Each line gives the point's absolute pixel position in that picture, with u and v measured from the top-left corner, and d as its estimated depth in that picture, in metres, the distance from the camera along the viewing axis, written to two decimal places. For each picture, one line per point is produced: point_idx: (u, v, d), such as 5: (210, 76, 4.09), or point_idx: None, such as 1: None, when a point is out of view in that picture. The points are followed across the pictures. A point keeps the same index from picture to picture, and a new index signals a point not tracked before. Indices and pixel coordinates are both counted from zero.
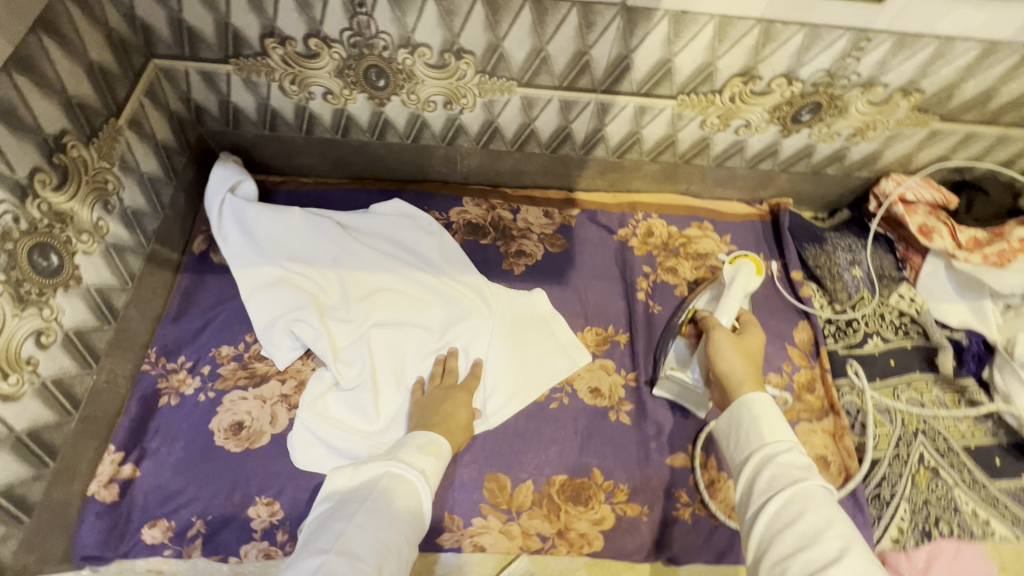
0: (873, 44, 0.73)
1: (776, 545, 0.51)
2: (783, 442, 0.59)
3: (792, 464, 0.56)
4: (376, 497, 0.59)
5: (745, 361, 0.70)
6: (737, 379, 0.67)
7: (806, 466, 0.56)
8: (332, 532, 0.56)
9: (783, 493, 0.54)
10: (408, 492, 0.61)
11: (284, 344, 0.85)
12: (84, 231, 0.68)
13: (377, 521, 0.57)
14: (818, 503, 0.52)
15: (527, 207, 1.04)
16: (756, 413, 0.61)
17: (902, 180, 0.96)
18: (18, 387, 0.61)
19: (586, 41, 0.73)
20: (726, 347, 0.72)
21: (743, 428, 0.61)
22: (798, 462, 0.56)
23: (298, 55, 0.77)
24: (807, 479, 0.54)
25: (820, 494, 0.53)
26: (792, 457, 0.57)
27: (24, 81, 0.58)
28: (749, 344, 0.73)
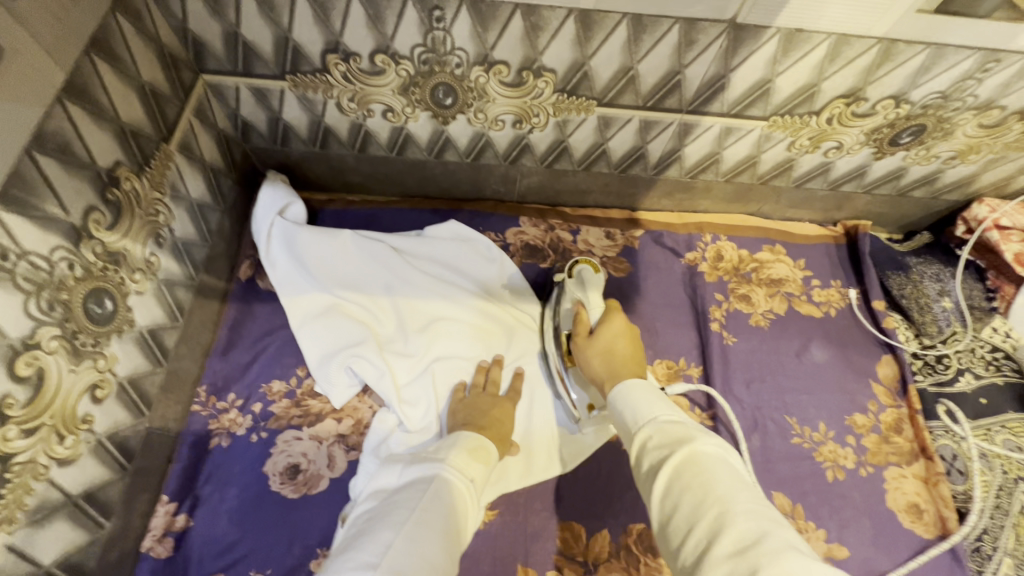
0: (1001, 65, 0.66)
1: (674, 531, 0.45)
2: (653, 425, 0.52)
3: (661, 446, 0.49)
4: (427, 506, 0.54)
5: (606, 363, 0.66)
6: (608, 379, 0.64)
7: (675, 438, 0.49)
8: (379, 543, 0.50)
9: (662, 482, 0.47)
10: (458, 506, 0.56)
11: (340, 380, 0.78)
12: (137, 269, 0.63)
13: (430, 536, 0.51)
14: (697, 471, 0.46)
15: (587, 227, 0.97)
16: (627, 405, 0.56)
17: (997, 206, 0.89)
18: (74, 449, 0.56)
19: (682, 59, 0.67)
20: (593, 361, 0.68)
21: (622, 423, 0.56)
22: (671, 438, 0.49)
23: (361, 72, 0.70)
24: (676, 454, 0.47)
25: (709, 456, 0.47)
26: (663, 435, 0.50)
27: (77, 110, 0.52)
28: (609, 343, 0.68)
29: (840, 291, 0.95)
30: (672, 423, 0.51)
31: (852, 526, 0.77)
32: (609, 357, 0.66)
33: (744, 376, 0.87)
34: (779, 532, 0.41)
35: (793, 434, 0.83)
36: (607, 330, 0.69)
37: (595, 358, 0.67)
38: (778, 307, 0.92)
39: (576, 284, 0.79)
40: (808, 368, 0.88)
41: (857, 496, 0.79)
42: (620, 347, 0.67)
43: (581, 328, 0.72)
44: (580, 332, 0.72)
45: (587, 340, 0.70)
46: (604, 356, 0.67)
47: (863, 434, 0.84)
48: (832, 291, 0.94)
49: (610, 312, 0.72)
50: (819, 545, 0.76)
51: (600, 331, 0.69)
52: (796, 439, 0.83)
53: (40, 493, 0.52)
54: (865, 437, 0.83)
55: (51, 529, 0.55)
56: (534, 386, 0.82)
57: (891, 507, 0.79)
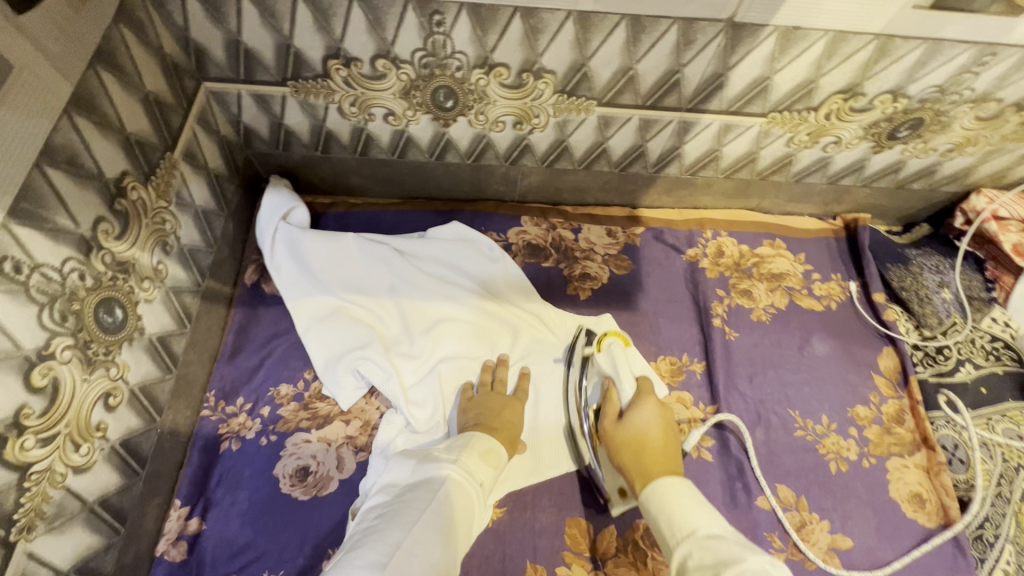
0: (997, 58, 0.66)
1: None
2: (694, 542, 0.53)
3: (704, 566, 0.50)
4: (437, 508, 0.56)
5: (636, 457, 0.68)
6: (637, 472, 0.66)
7: (718, 557, 0.49)
8: (389, 542, 0.51)
9: None
10: (466, 508, 0.58)
11: (348, 382, 0.80)
12: (146, 277, 0.64)
13: (436, 539, 0.53)
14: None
15: (589, 225, 0.98)
16: (662, 513, 0.58)
17: (995, 196, 0.90)
18: (90, 456, 0.57)
19: (681, 59, 0.67)
20: (622, 451, 0.69)
21: (658, 531, 0.58)
22: (713, 557, 0.50)
23: (362, 76, 0.71)
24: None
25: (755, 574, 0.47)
26: (704, 553, 0.51)
27: (84, 122, 0.53)
28: (641, 432, 0.70)
29: (840, 284, 0.95)
30: (713, 539, 0.52)
31: (855, 517, 0.78)
32: (640, 451, 0.68)
33: (747, 370, 0.88)
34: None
35: (796, 427, 0.84)
36: (639, 417, 0.70)
37: (625, 448, 0.69)
38: (779, 301, 0.93)
39: (605, 359, 0.76)
40: (811, 361, 0.89)
41: (861, 488, 0.80)
42: (651, 437, 0.69)
43: (610, 411, 0.73)
44: (609, 413, 0.73)
45: (617, 426, 0.72)
46: (634, 448, 0.69)
47: (865, 426, 0.84)
48: (832, 284, 0.95)
49: (641, 396, 0.72)
50: (823, 537, 0.77)
51: (631, 418, 0.71)
52: (800, 432, 0.84)
53: (57, 500, 0.53)
54: (867, 428, 0.84)
55: (69, 535, 0.56)
56: (540, 385, 0.83)
57: (893, 496, 0.80)
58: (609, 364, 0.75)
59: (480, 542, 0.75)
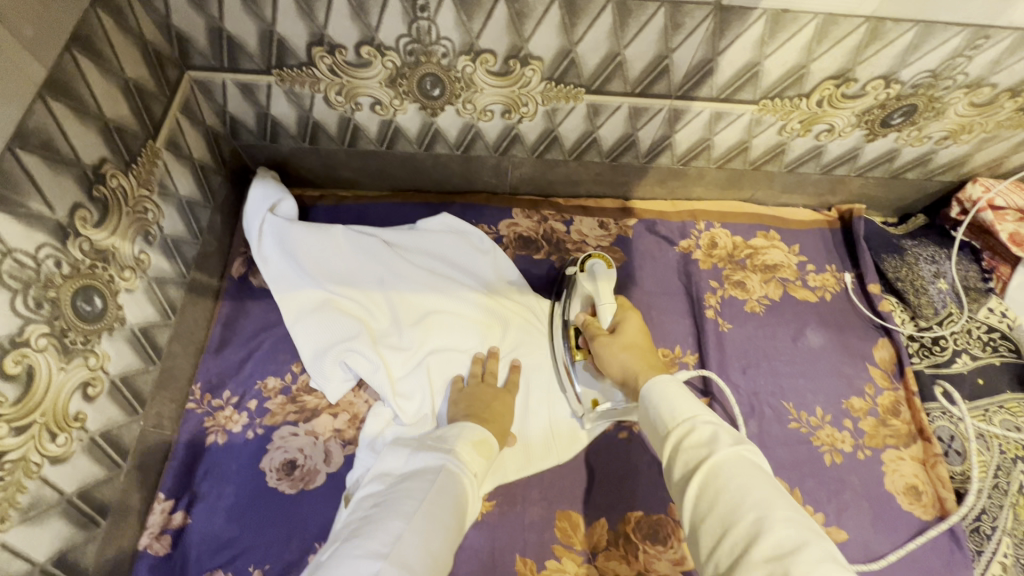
0: (990, 42, 0.65)
1: (705, 533, 0.45)
2: (687, 426, 0.50)
3: (697, 445, 0.49)
4: (434, 498, 0.54)
5: (632, 355, 0.64)
6: (636, 368, 0.62)
7: (712, 441, 0.48)
8: (389, 533, 0.50)
9: (696, 485, 0.46)
10: (462, 498, 0.57)
11: (335, 375, 0.78)
12: (127, 267, 0.63)
13: (435, 530, 0.51)
14: (732, 479, 0.45)
15: (581, 217, 0.97)
16: (659, 401, 0.54)
17: (991, 185, 0.89)
18: (67, 447, 0.56)
19: (669, 43, 0.66)
20: (618, 356, 0.65)
21: (651, 418, 0.54)
22: (705, 441, 0.48)
23: (347, 64, 0.70)
24: (714, 457, 0.47)
25: (744, 458, 0.46)
26: (699, 435, 0.49)
27: (60, 107, 0.52)
28: (631, 339, 0.67)
29: (835, 275, 0.94)
30: (709, 424, 0.50)
31: (850, 509, 0.77)
32: (634, 354, 0.65)
33: (740, 362, 0.87)
34: (819, 541, 0.40)
35: (790, 419, 0.83)
36: (627, 326, 0.69)
37: (619, 353, 0.66)
38: (773, 293, 0.92)
39: (587, 277, 0.77)
40: (805, 353, 0.88)
41: (856, 480, 0.79)
42: (641, 343, 0.67)
43: (597, 330, 0.71)
44: (597, 330, 0.71)
45: (607, 338, 0.69)
46: (628, 352, 0.65)
47: (860, 417, 0.83)
48: (826, 275, 0.94)
49: (624, 309, 0.72)
50: None
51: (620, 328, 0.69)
52: (794, 424, 0.83)
53: (32, 491, 0.52)
54: (862, 420, 0.83)
55: (45, 527, 0.55)
56: (531, 378, 0.82)
57: (889, 489, 0.79)
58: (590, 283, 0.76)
59: (469, 536, 0.74)
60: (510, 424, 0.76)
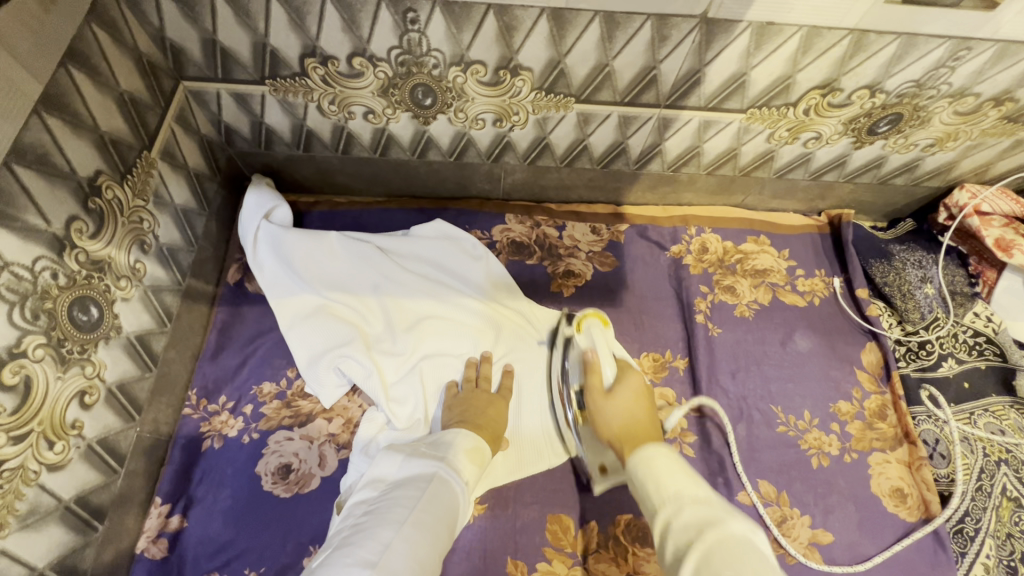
0: (973, 53, 0.66)
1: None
2: (678, 503, 0.50)
3: (687, 527, 0.47)
4: (425, 506, 0.56)
5: (625, 427, 0.66)
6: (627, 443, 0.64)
7: (704, 519, 0.47)
8: (379, 541, 0.51)
9: (689, 568, 0.44)
10: (452, 506, 0.58)
11: (329, 380, 0.79)
12: (122, 276, 0.64)
13: (424, 539, 0.53)
14: (727, 556, 0.43)
15: (573, 222, 0.98)
16: (650, 477, 0.54)
17: (977, 191, 0.90)
18: (65, 454, 0.58)
19: (656, 55, 0.67)
20: (610, 423, 0.68)
21: (644, 497, 0.54)
22: (698, 518, 0.47)
23: (340, 75, 0.71)
24: (703, 537, 0.45)
25: (742, 538, 0.44)
26: (688, 515, 0.48)
27: (55, 122, 0.53)
28: (628, 405, 0.69)
29: (824, 280, 0.95)
30: (698, 503, 0.49)
31: (837, 511, 0.78)
32: (628, 421, 0.66)
33: (730, 366, 0.88)
34: None
35: (779, 422, 0.84)
36: (624, 388, 0.70)
37: (614, 419, 0.68)
38: (763, 297, 0.93)
39: (585, 339, 0.78)
40: (793, 357, 0.89)
41: (842, 483, 0.80)
42: (638, 411, 0.68)
43: (595, 382, 0.72)
44: (594, 386, 0.72)
45: (605, 399, 0.70)
46: (625, 420, 0.67)
47: (847, 421, 0.85)
48: (815, 280, 0.95)
49: (624, 369, 0.74)
50: (804, 531, 0.77)
51: (618, 389, 0.70)
52: (782, 428, 0.84)
53: (30, 498, 0.54)
54: (849, 424, 0.84)
55: (42, 533, 0.56)
56: (523, 383, 0.83)
57: (875, 491, 0.80)
58: (587, 342, 0.77)
59: (461, 538, 0.75)
60: (503, 429, 0.77)
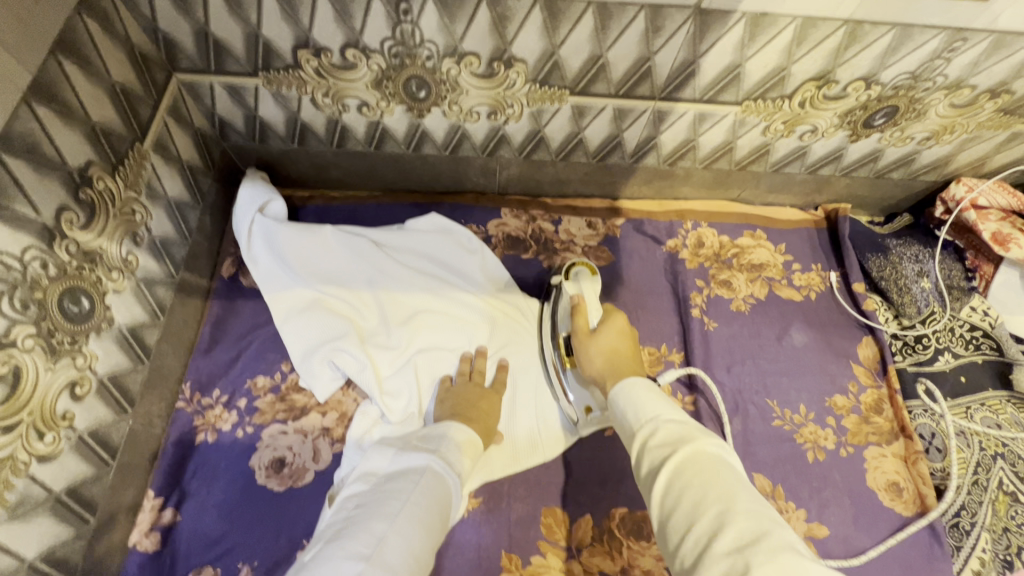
0: (968, 44, 0.66)
1: (674, 529, 0.45)
2: (654, 424, 0.53)
3: (662, 444, 0.51)
4: (418, 499, 0.55)
5: (610, 361, 0.70)
6: (612, 374, 0.68)
7: (678, 437, 0.50)
8: (372, 534, 0.50)
9: (663, 479, 0.48)
10: (445, 499, 0.58)
11: (324, 374, 0.79)
12: (114, 268, 0.64)
13: (417, 532, 0.52)
14: (698, 470, 0.46)
15: (569, 217, 0.98)
16: (629, 400, 0.57)
17: (974, 184, 0.90)
18: (56, 445, 0.57)
19: (651, 46, 0.67)
20: (594, 358, 0.71)
21: (623, 416, 0.58)
22: (673, 436, 0.51)
23: (333, 66, 0.71)
24: (678, 454, 0.49)
25: (712, 454, 0.48)
26: (665, 433, 0.52)
27: (45, 112, 0.53)
28: (612, 342, 0.72)
29: (821, 274, 0.95)
30: (673, 423, 0.52)
31: (832, 505, 0.78)
32: (613, 355, 0.70)
33: (725, 361, 0.88)
34: (781, 530, 0.41)
35: (774, 416, 0.84)
36: (608, 328, 0.74)
37: (598, 356, 0.71)
38: (759, 292, 0.93)
39: (572, 285, 0.82)
40: (789, 351, 0.89)
41: (838, 477, 0.80)
42: (621, 348, 0.72)
43: (582, 324, 0.76)
44: (581, 327, 0.75)
45: (590, 338, 0.73)
46: (609, 356, 0.70)
47: (843, 415, 0.84)
48: (812, 275, 0.95)
49: (610, 313, 0.77)
50: (799, 525, 0.77)
51: (602, 329, 0.74)
52: (777, 422, 0.84)
53: (20, 489, 0.53)
54: (845, 418, 0.84)
55: (33, 525, 0.56)
56: (518, 377, 0.83)
57: (870, 485, 0.80)
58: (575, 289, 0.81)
59: (455, 532, 0.75)
60: (496, 423, 0.77)
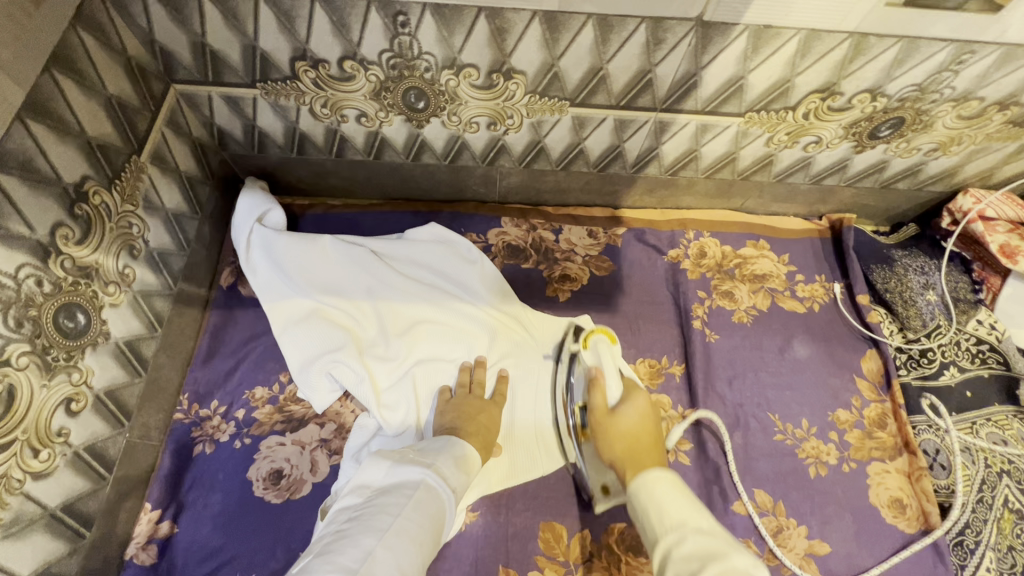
0: (976, 56, 0.65)
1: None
2: (679, 534, 0.50)
3: (690, 557, 0.47)
4: (409, 515, 0.55)
5: (629, 447, 0.65)
6: (628, 464, 0.63)
7: (707, 551, 0.46)
8: (361, 548, 0.50)
9: None
10: (436, 514, 0.57)
11: (321, 385, 0.79)
12: (111, 282, 0.64)
13: (407, 548, 0.52)
14: None
15: (570, 226, 0.97)
16: (651, 501, 0.54)
17: (981, 196, 0.88)
18: (51, 462, 0.58)
19: (651, 59, 0.66)
20: (613, 445, 0.66)
21: (646, 523, 0.54)
22: (700, 549, 0.47)
23: (331, 78, 0.70)
24: (704, 568, 0.44)
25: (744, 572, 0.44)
26: (691, 546, 0.48)
27: (39, 128, 0.53)
28: (632, 427, 0.67)
29: (824, 285, 0.94)
30: (700, 534, 0.49)
31: (834, 522, 0.77)
32: (632, 442, 0.65)
33: (727, 373, 0.87)
34: None
35: (775, 430, 0.83)
36: (629, 409, 0.69)
37: (617, 442, 0.66)
38: (761, 303, 0.92)
39: (591, 355, 0.77)
40: (791, 363, 0.88)
41: (840, 493, 0.79)
42: (642, 432, 0.67)
43: (599, 400, 0.71)
44: (597, 405, 0.71)
45: (608, 420, 0.69)
46: (627, 442, 0.66)
47: (845, 430, 0.83)
48: (816, 286, 0.94)
49: (631, 391, 0.72)
50: (800, 542, 0.76)
51: (623, 410, 0.69)
52: (779, 436, 0.83)
53: (14, 507, 0.54)
54: (848, 432, 0.83)
55: (29, 542, 0.56)
56: (518, 389, 0.82)
57: (873, 502, 0.79)
58: (593, 359, 0.76)
59: (452, 546, 0.74)
60: (496, 437, 0.76)
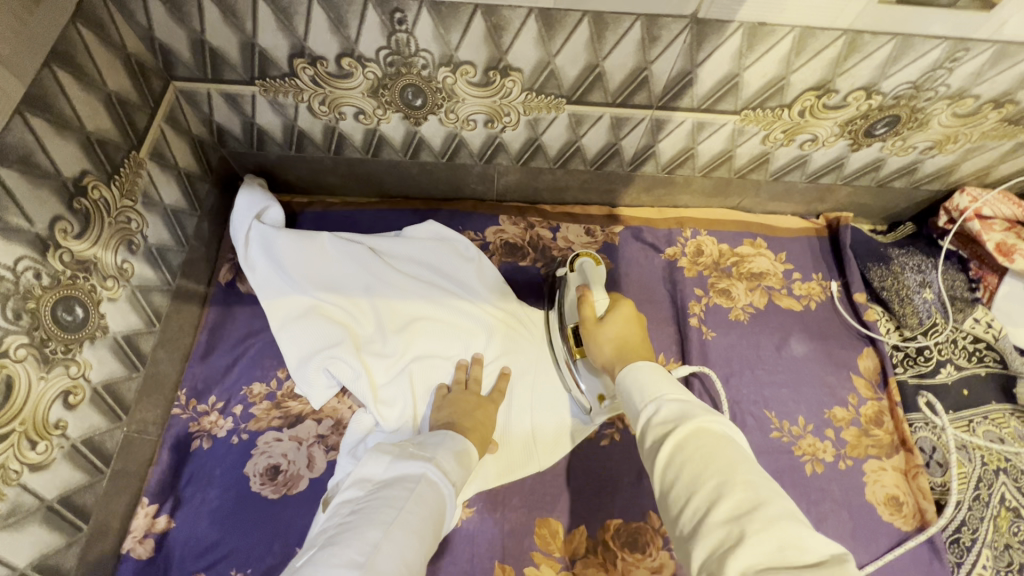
0: (970, 54, 0.65)
1: (673, 501, 0.44)
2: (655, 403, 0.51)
3: (664, 420, 0.48)
4: (411, 508, 0.55)
5: (618, 346, 0.65)
6: (617, 359, 0.63)
7: (681, 412, 0.48)
8: (366, 541, 0.50)
9: (664, 455, 0.46)
10: (437, 508, 0.57)
11: (319, 381, 0.79)
12: (109, 276, 0.65)
13: (410, 541, 0.52)
14: (698, 444, 0.45)
15: (567, 224, 0.97)
16: (631, 382, 0.54)
17: (978, 194, 0.89)
18: (48, 454, 0.58)
19: (647, 56, 0.66)
20: (603, 348, 0.67)
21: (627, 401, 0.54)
22: (673, 411, 0.48)
23: (328, 75, 0.70)
24: (678, 429, 0.46)
25: (714, 430, 0.46)
26: (666, 410, 0.49)
27: (38, 122, 0.53)
28: (619, 330, 0.68)
29: (821, 283, 0.94)
30: (674, 401, 0.50)
31: (830, 519, 0.77)
32: (619, 342, 0.66)
33: (724, 370, 0.87)
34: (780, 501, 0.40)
35: (772, 428, 0.83)
36: (615, 314, 0.70)
37: (606, 344, 0.67)
38: (758, 301, 0.92)
39: (578, 276, 0.80)
40: (788, 361, 0.88)
41: (836, 491, 0.79)
42: (630, 333, 0.68)
43: (588, 313, 0.71)
44: (586, 317, 0.71)
45: (596, 325, 0.70)
46: (615, 343, 0.66)
47: (842, 427, 0.83)
48: (813, 284, 0.94)
49: (616, 301, 0.73)
50: None
51: (610, 318, 0.69)
52: (775, 433, 0.83)
53: (11, 498, 0.54)
54: (845, 430, 0.83)
55: (25, 533, 0.57)
56: (515, 385, 0.82)
57: (869, 499, 0.79)
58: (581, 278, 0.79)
59: (450, 541, 0.75)
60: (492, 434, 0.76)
